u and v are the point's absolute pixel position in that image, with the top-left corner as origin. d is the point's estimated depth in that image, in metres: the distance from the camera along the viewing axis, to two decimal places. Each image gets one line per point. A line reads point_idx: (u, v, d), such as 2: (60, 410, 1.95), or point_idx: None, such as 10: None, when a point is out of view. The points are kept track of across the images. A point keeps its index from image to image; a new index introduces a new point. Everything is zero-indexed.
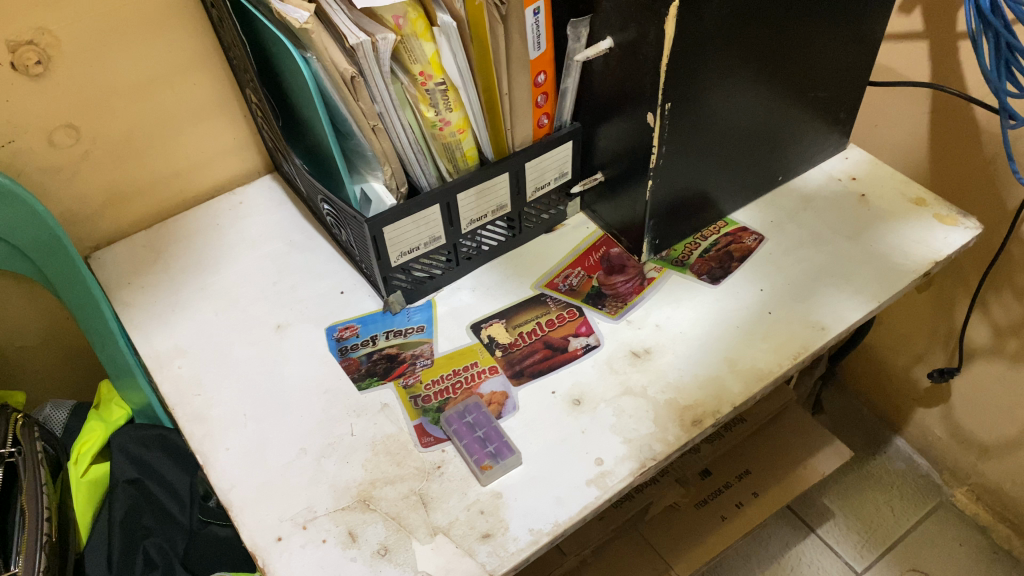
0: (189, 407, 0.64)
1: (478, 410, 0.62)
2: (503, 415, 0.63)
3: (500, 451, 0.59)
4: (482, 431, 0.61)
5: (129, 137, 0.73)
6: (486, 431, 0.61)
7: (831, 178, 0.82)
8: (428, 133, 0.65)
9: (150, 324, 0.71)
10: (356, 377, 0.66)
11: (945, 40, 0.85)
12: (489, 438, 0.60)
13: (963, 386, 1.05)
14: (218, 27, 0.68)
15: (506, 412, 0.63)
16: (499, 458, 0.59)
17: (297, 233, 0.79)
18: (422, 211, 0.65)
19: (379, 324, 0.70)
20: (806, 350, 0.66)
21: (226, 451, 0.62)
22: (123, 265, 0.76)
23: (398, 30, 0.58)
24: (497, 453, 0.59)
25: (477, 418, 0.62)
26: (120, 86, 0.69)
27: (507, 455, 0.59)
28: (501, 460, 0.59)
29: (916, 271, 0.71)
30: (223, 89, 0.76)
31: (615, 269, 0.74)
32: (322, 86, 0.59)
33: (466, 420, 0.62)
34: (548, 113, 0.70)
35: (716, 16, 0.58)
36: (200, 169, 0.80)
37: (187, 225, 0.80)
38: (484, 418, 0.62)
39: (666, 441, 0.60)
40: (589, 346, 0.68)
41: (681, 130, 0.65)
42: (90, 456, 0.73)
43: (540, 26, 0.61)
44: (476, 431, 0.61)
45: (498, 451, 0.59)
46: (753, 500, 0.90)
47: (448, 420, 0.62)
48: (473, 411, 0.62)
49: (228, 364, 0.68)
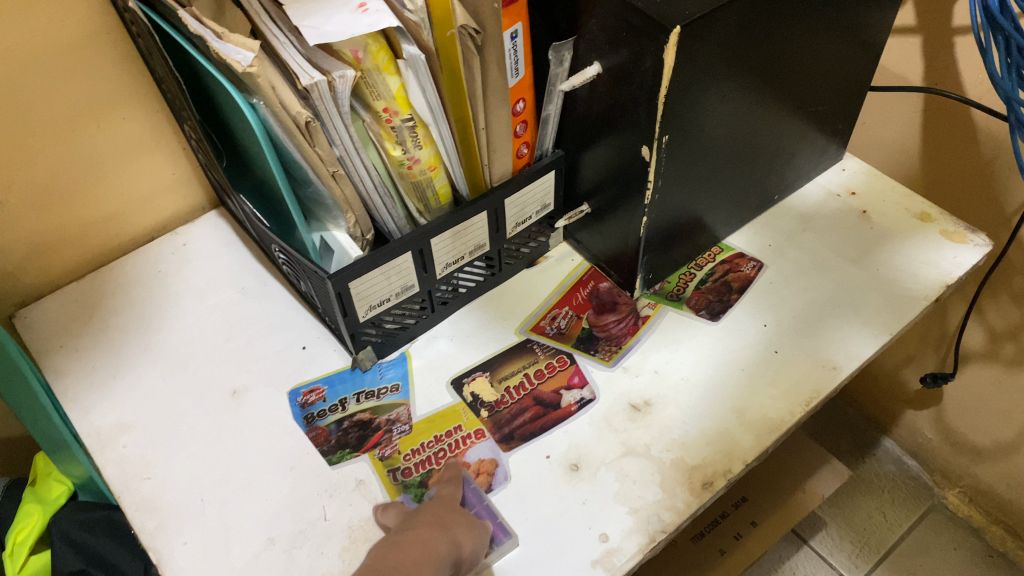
0: (138, 494, 0.57)
1: (474, 481, 0.56)
2: (495, 488, 0.56)
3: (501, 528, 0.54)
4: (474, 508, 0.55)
5: (52, 182, 0.64)
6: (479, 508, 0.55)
7: (829, 193, 0.76)
8: (394, 173, 0.58)
9: (88, 396, 0.63)
10: (326, 451, 0.59)
11: (939, 36, 0.79)
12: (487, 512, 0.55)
13: (955, 390, 1.01)
14: (147, 58, 0.59)
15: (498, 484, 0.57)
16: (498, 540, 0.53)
17: (249, 279, 0.71)
18: (393, 260, 0.58)
19: (348, 385, 0.63)
20: (818, 394, 0.60)
21: (183, 546, 0.54)
22: (54, 325, 0.67)
23: (358, 65, 0.51)
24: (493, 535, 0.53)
25: (469, 495, 0.56)
26: (38, 128, 0.60)
27: (506, 531, 0.53)
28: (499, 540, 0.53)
29: (928, 297, 0.66)
30: (158, 122, 0.67)
31: (606, 307, 0.68)
32: (272, 132, 0.51)
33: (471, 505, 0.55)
34: (528, 142, 0.63)
35: (718, 38, 0.52)
36: (136, 211, 0.72)
37: (125, 275, 0.71)
38: (474, 495, 0.56)
39: (675, 509, 0.55)
40: (584, 401, 0.61)
41: (677, 160, 0.59)
42: (25, 547, 0.65)
43: (518, 50, 0.54)
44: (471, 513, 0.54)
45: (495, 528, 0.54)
46: (752, 530, 0.86)
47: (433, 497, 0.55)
48: (471, 487, 0.56)
49: (180, 440, 0.60)
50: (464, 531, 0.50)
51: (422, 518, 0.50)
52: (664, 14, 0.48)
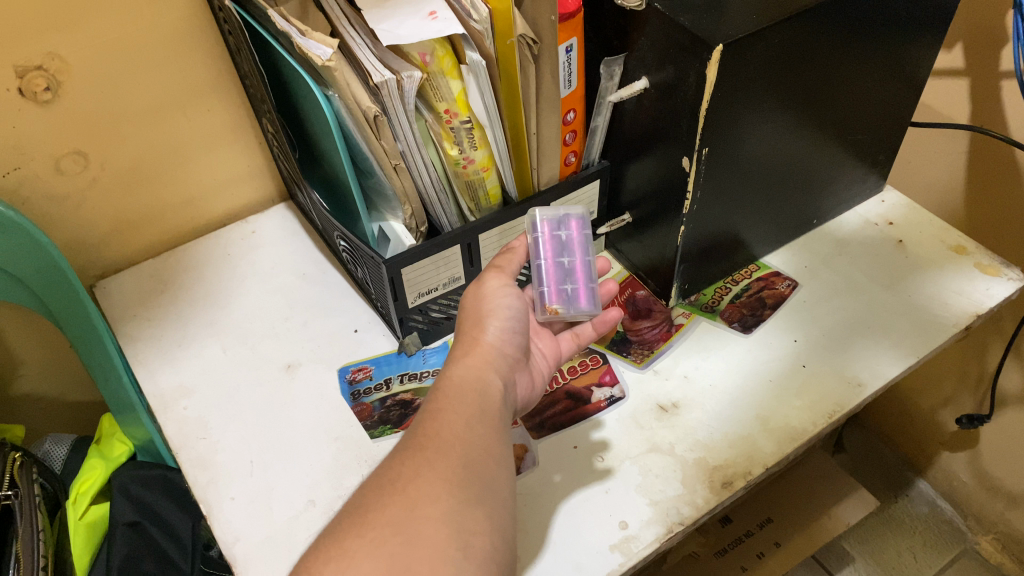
0: (194, 452, 0.61)
1: (545, 235, 0.60)
2: (580, 234, 0.61)
3: (598, 266, 0.64)
4: (536, 291, 0.59)
5: (140, 163, 0.70)
6: (538, 291, 0.59)
7: (867, 222, 0.79)
8: (450, 171, 0.62)
9: (155, 360, 0.68)
10: (369, 425, 0.62)
11: (986, 78, 0.82)
12: (568, 279, 0.59)
13: (992, 432, 1.01)
14: (235, 54, 0.65)
15: (550, 217, 0.61)
16: (590, 319, 0.61)
17: (310, 266, 0.76)
18: (443, 251, 0.62)
19: (393, 366, 0.67)
20: (841, 408, 0.62)
21: (231, 501, 0.58)
22: (129, 296, 0.73)
23: (424, 67, 0.56)
24: (600, 318, 0.61)
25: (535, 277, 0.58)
26: (131, 111, 0.66)
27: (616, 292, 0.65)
28: (598, 317, 0.61)
29: (957, 325, 0.68)
30: (239, 116, 0.73)
31: (642, 313, 0.71)
32: (344, 125, 0.57)
33: (559, 234, 0.60)
34: (576, 151, 0.67)
35: (759, 59, 0.55)
36: (212, 197, 0.77)
37: (197, 255, 0.77)
38: (536, 252, 0.59)
39: (694, 504, 0.57)
40: (613, 398, 0.65)
41: (717, 176, 0.62)
42: (88, 496, 0.70)
43: (572, 63, 0.59)
44: (559, 236, 0.60)
45: (609, 282, 0.64)
46: (775, 550, 0.88)
47: (542, 226, 0.60)
48: (537, 240, 0.60)
49: (235, 405, 0.65)
50: (482, 317, 0.52)
51: (461, 342, 0.51)
52: (707, 33, 0.52)
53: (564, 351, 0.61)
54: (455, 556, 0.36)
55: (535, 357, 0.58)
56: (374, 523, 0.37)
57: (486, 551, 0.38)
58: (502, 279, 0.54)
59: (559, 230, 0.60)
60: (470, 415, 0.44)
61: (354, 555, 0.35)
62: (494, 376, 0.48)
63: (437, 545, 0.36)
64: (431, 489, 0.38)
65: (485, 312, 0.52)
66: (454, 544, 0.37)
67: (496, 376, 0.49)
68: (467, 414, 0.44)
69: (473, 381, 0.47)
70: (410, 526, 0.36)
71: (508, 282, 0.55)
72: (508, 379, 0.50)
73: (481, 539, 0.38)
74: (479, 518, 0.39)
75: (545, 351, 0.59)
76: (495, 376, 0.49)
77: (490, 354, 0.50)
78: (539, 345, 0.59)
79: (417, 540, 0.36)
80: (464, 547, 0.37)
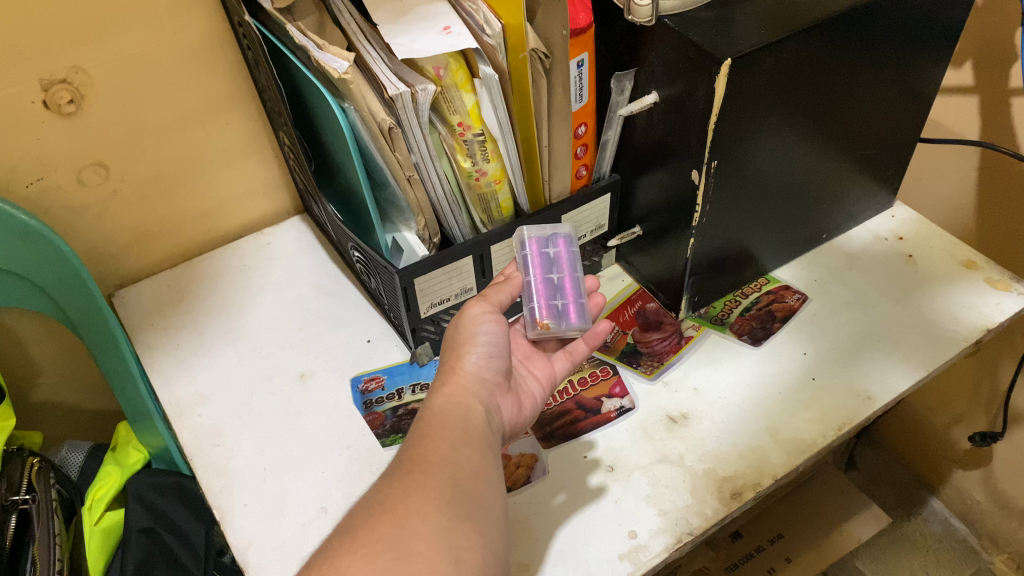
0: (208, 458, 0.62)
1: (534, 252, 0.62)
2: (568, 252, 0.63)
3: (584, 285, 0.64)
4: (527, 307, 0.60)
5: (158, 176, 0.71)
6: (530, 306, 0.60)
7: (877, 237, 0.79)
8: (463, 183, 0.63)
9: (172, 369, 0.69)
10: (380, 433, 0.63)
11: (996, 95, 0.82)
12: (558, 295, 0.61)
13: (1005, 451, 1.00)
14: (253, 68, 0.67)
15: (538, 236, 0.63)
16: (581, 333, 0.60)
17: (325, 277, 0.77)
18: (455, 262, 0.63)
19: (405, 377, 0.68)
20: (851, 421, 0.63)
21: (243, 508, 0.59)
22: (146, 306, 0.75)
23: (438, 81, 0.57)
24: (592, 332, 0.60)
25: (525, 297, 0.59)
26: (150, 125, 0.68)
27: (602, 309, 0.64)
28: (590, 331, 0.60)
29: (968, 338, 0.68)
30: (256, 129, 0.75)
31: (652, 326, 0.72)
32: (360, 138, 0.58)
33: (547, 251, 0.63)
34: (586, 165, 0.68)
35: (767, 74, 0.56)
36: (229, 209, 0.79)
37: (213, 266, 0.78)
38: (524, 268, 0.62)
39: (703, 515, 0.57)
40: (623, 409, 0.65)
41: (726, 190, 0.62)
42: (103, 503, 0.70)
43: (583, 77, 0.60)
44: (547, 254, 0.63)
45: (597, 297, 0.63)
46: (786, 566, 0.88)
47: (530, 243, 0.62)
48: (526, 258, 0.62)
49: (249, 413, 0.65)
50: (462, 346, 0.52)
51: (443, 374, 0.51)
52: (715, 48, 0.53)
53: (559, 370, 0.60)
54: (447, 571, 0.37)
55: (527, 380, 0.59)
56: (366, 539, 0.37)
57: (479, 565, 0.38)
58: (484, 307, 0.54)
59: (547, 248, 0.63)
60: (456, 440, 0.45)
61: (348, 569, 0.36)
62: (475, 402, 0.49)
63: (430, 559, 0.37)
64: (424, 506, 0.39)
65: (464, 341, 0.52)
66: (445, 559, 0.37)
67: (478, 402, 0.49)
68: (452, 439, 0.45)
69: (454, 408, 0.48)
70: (403, 541, 0.37)
71: (491, 310, 0.54)
72: (492, 405, 0.51)
73: (474, 555, 0.38)
74: (470, 535, 0.39)
75: (538, 373, 0.60)
76: (477, 402, 0.49)
77: (471, 381, 0.51)
78: (533, 369, 0.60)
79: (410, 555, 0.37)
80: (455, 562, 0.37)
